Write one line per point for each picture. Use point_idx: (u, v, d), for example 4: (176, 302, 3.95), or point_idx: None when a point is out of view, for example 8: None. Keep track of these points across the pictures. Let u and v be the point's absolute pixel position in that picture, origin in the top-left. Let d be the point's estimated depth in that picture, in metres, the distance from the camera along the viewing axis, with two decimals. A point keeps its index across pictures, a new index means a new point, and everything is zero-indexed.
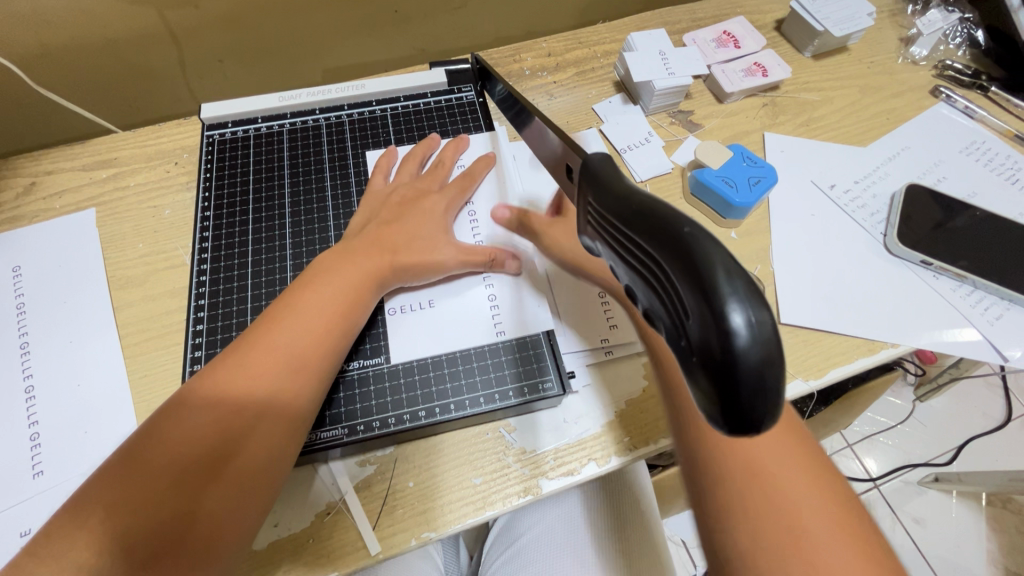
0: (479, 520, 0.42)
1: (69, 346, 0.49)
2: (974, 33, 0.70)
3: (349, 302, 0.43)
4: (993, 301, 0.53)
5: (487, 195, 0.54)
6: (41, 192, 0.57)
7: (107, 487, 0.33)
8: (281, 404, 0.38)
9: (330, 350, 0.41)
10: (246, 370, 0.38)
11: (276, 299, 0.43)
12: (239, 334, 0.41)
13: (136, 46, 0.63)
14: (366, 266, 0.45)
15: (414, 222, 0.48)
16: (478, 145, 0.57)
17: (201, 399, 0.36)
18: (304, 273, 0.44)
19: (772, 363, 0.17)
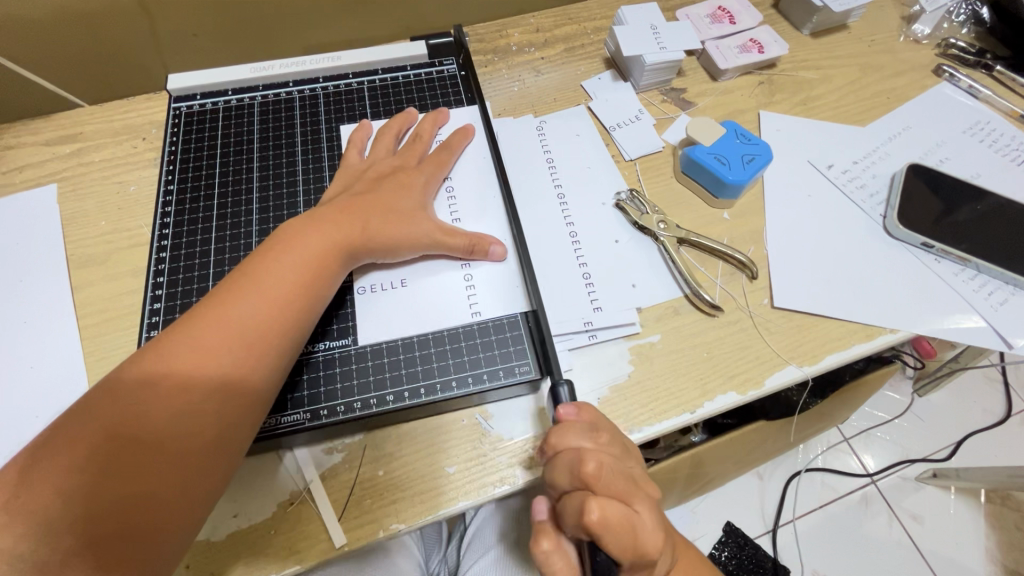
0: (452, 511, 0.40)
1: (22, 327, 0.46)
2: (978, 10, 0.67)
3: (313, 274, 0.40)
4: (997, 286, 0.51)
5: (466, 173, 0.51)
6: (1, 167, 0.54)
7: (44, 461, 0.31)
8: (237, 382, 0.36)
9: (292, 325, 0.39)
10: (198, 345, 0.35)
11: (237, 267, 0.40)
12: (194, 305, 0.38)
13: (102, 16, 0.60)
14: (332, 236, 0.42)
15: (388, 198, 0.46)
16: (455, 122, 0.54)
17: (144, 379, 0.34)
18: (266, 241, 0.41)
19: None
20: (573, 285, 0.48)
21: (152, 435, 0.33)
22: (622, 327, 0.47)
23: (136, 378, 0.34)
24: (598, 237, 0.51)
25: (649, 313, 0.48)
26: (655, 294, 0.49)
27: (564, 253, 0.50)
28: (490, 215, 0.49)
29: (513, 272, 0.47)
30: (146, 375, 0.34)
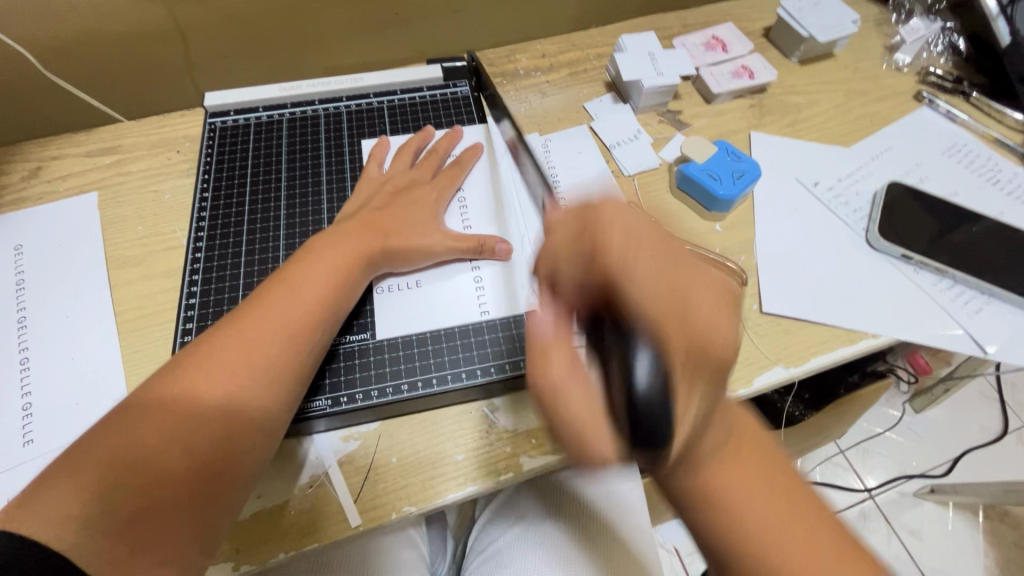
0: (461, 495, 0.43)
1: (65, 321, 0.50)
2: (956, 40, 0.72)
3: (342, 277, 0.45)
4: (972, 295, 0.54)
5: (475, 187, 0.55)
6: (46, 176, 0.59)
7: (97, 442, 0.35)
8: (276, 372, 0.39)
9: (321, 322, 0.43)
10: (243, 338, 0.40)
11: (275, 273, 0.45)
12: (234, 307, 0.42)
13: (142, 39, 0.66)
14: (358, 245, 0.46)
15: (403, 211, 0.50)
16: (465, 142, 0.58)
17: (195, 368, 0.38)
18: (300, 251, 0.46)
19: (667, 405, 0.29)
20: None
21: (197, 417, 0.36)
22: None
23: (183, 369, 0.38)
24: None
25: None
26: None
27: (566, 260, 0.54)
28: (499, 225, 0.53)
29: (519, 275, 0.51)
30: (191, 366, 0.38)
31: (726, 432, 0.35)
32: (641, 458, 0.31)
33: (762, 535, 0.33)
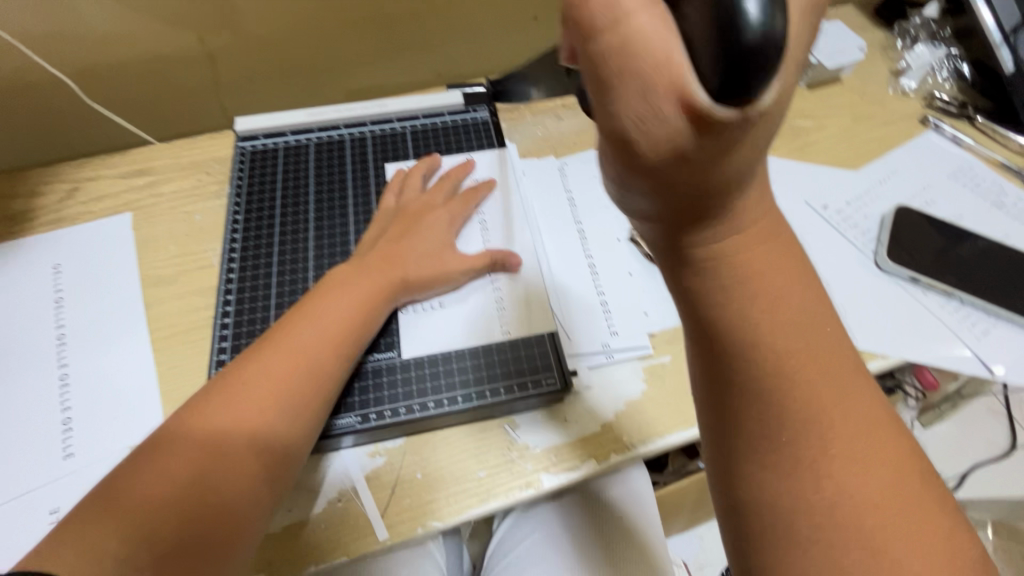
0: (484, 510, 0.44)
1: (102, 338, 0.52)
2: (960, 66, 0.74)
3: (361, 310, 0.46)
4: (979, 317, 0.56)
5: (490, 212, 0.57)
6: (82, 197, 0.61)
7: (134, 478, 0.36)
8: (300, 406, 0.41)
9: (344, 357, 0.45)
10: (267, 373, 0.41)
11: (296, 306, 0.46)
12: (257, 341, 0.44)
13: (174, 64, 0.69)
14: (377, 278, 0.48)
15: (415, 237, 0.52)
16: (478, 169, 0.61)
17: (224, 404, 0.40)
18: (319, 284, 0.48)
19: (774, 49, 0.20)
20: (592, 310, 0.54)
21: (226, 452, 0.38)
22: (637, 349, 0.52)
23: (213, 405, 0.39)
24: (615, 268, 0.57)
25: (661, 336, 0.53)
26: (665, 319, 0.54)
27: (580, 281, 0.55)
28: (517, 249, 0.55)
29: (539, 296, 0.53)
30: (220, 401, 0.40)
31: (782, 248, 0.27)
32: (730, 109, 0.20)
33: (789, 372, 0.27)
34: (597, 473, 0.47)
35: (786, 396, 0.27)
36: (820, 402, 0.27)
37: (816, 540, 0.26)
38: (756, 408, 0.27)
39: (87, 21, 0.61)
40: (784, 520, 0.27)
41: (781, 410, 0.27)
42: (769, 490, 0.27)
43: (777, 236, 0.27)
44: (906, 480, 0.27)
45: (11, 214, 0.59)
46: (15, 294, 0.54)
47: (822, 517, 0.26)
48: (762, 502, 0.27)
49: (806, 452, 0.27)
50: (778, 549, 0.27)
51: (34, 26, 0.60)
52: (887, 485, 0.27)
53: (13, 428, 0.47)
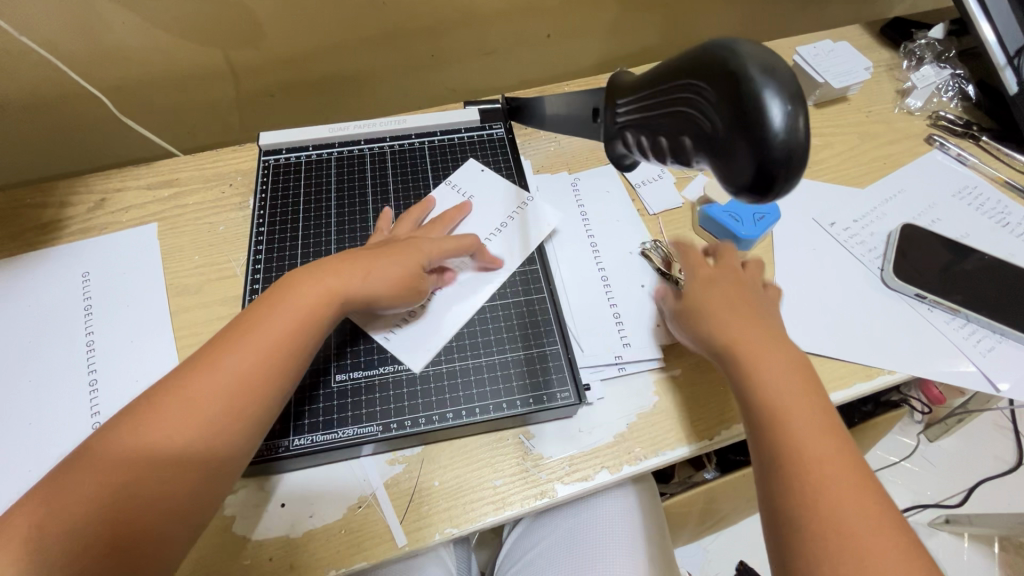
0: (500, 519, 0.46)
1: (129, 345, 0.53)
2: (966, 87, 0.75)
3: (298, 329, 0.44)
4: (984, 334, 0.57)
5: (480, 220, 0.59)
6: (109, 207, 0.63)
7: (52, 491, 0.36)
8: (220, 433, 0.39)
9: (270, 377, 0.42)
10: (193, 397, 0.39)
11: (238, 320, 0.44)
12: (191, 356, 0.42)
13: (200, 79, 0.71)
14: (319, 296, 0.45)
15: (385, 254, 0.49)
16: (488, 186, 0.61)
17: (147, 426, 0.38)
18: (264, 297, 0.46)
19: (798, 147, 0.27)
20: (605, 325, 0.55)
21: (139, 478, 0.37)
22: (650, 362, 0.53)
23: (138, 414, 0.39)
24: (627, 282, 0.58)
25: (673, 349, 0.54)
26: None
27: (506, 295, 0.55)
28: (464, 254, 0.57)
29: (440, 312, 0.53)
30: (139, 421, 0.38)
31: (776, 352, 0.45)
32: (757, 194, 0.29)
33: (789, 418, 0.42)
34: (611, 484, 0.48)
35: (791, 438, 0.41)
36: (817, 443, 0.40)
37: (819, 536, 0.37)
38: (772, 445, 0.41)
39: (119, 39, 0.63)
40: (802, 527, 0.38)
41: (791, 446, 0.40)
42: (790, 506, 0.39)
43: (774, 345, 0.46)
44: (880, 500, 0.38)
45: (42, 223, 0.61)
46: (46, 301, 0.56)
47: (825, 517, 0.37)
48: (777, 514, 0.39)
49: (809, 476, 0.39)
50: (796, 545, 0.37)
51: (68, 43, 0.61)
52: (871, 517, 0.37)
53: (44, 432, 0.48)
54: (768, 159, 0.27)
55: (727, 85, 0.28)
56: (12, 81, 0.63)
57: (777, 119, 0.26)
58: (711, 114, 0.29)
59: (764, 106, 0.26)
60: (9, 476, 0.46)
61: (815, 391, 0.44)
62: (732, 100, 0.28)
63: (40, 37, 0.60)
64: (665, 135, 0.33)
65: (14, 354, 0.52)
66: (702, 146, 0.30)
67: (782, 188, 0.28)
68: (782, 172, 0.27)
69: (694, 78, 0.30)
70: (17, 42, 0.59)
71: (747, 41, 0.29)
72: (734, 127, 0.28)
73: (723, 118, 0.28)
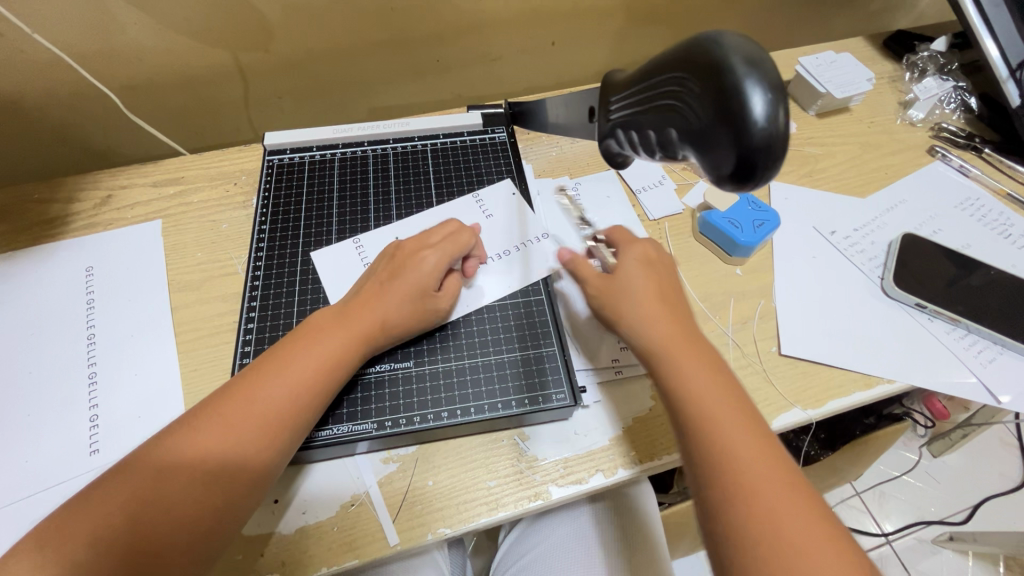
0: (493, 520, 0.45)
1: (130, 339, 0.54)
2: (968, 99, 0.76)
3: (331, 365, 0.44)
4: (985, 345, 0.56)
5: (494, 230, 0.59)
6: (115, 204, 0.64)
7: (79, 514, 0.36)
8: (251, 459, 0.40)
9: (305, 411, 0.42)
10: (227, 423, 0.40)
11: (271, 349, 0.45)
12: (226, 384, 0.43)
13: (209, 79, 0.72)
14: (355, 331, 0.46)
15: (402, 286, 0.48)
16: (511, 207, 0.61)
17: (182, 448, 0.39)
18: (298, 330, 0.46)
19: (779, 137, 0.27)
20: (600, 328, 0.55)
21: (170, 500, 0.37)
22: None
23: (169, 449, 0.39)
24: None
25: None
26: None
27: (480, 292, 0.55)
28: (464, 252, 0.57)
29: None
30: (177, 440, 0.39)
31: (696, 347, 0.44)
32: (738, 184, 0.29)
33: (723, 440, 0.38)
34: (607, 487, 0.47)
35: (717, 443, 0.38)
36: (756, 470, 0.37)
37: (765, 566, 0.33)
38: (705, 467, 0.38)
39: (130, 40, 0.64)
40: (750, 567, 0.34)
41: (728, 478, 0.37)
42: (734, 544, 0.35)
43: (692, 340, 0.44)
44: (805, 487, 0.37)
45: (48, 218, 0.62)
46: (51, 295, 0.56)
47: (761, 530, 0.34)
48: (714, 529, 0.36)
49: (736, 479, 0.36)
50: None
51: (81, 43, 0.63)
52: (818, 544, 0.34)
53: (42, 424, 0.49)
54: (748, 147, 0.27)
55: (709, 76, 0.28)
56: (25, 80, 0.64)
57: (757, 109, 0.26)
58: (694, 104, 0.29)
59: (744, 94, 0.27)
60: (5, 468, 0.46)
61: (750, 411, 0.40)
62: (713, 91, 0.28)
63: (53, 36, 0.61)
64: (653, 129, 0.34)
65: (16, 346, 0.53)
66: (686, 137, 0.31)
67: (763, 177, 0.29)
68: (761, 161, 0.27)
69: (679, 70, 0.30)
70: (32, 42, 0.61)
71: (734, 34, 0.30)
72: (714, 116, 0.28)
73: (705, 108, 0.29)
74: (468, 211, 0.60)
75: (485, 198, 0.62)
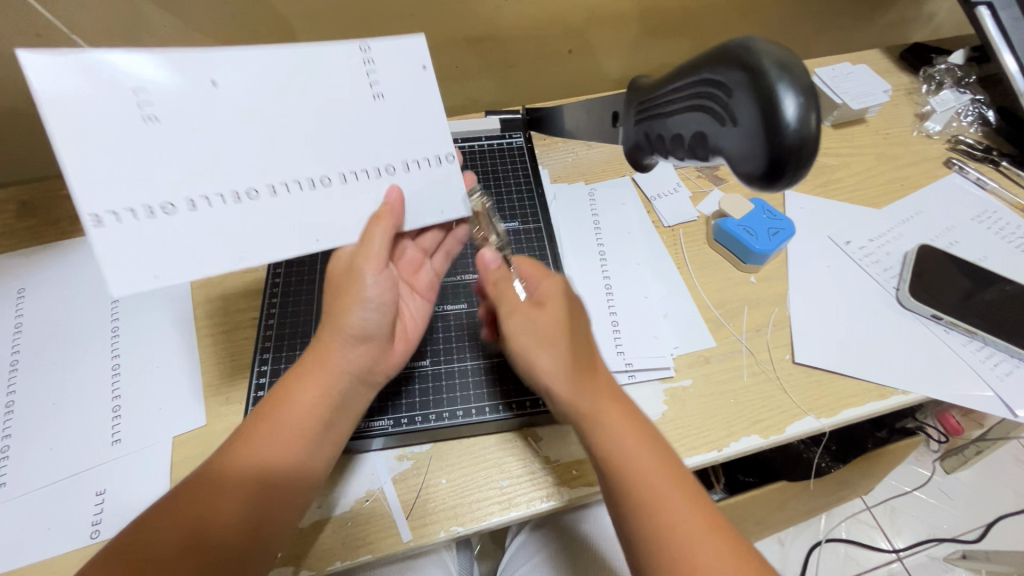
0: (504, 519, 0.46)
1: (152, 332, 0.55)
2: (985, 112, 0.76)
3: (311, 416, 0.41)
4: (1002, 358, 0.56)
5: (381, 122, 0.41)
6: None
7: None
8: (241, 527, 0.37)
9: (290, 474, 0.40)
10: (212, 490, 0.37)
11: (260, 406, 0.42)
12: (214, 453, 0.40)
13: None
14: (320, 376, 0.42)
15: (349, 308, 0.43)
16: (418, 93, 0.41)
17: (167, 523, 0.35)
18: (277, 387, 0.43)
19: (810, 138, 0.28)
20: (603, 329, 0.56)
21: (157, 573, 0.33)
22: (658, 370, 0.53)
23: (159, 514, 0.36)
24: (632, 291, 0.59)
25: (682, 359, 0.55)
26: (688, 344, 0.56)
27: (318, 219, 0.40)
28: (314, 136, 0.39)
29: (202, 218, 0.37)
30: (167, 510, 0.36)
31: (622, 400, 0.42)
32: (763, 185, 0.30)
33: (655, 509, 0.38)
34: None
35: (659, 512, 0.38)
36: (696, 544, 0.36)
37: None
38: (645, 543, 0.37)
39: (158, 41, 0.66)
40: None
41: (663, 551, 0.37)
42: None
43: (620, 394, 0.43)
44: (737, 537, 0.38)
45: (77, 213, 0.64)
46: (76, 288, 0.58)
47: None
48: None
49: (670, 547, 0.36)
50: None
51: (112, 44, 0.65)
52: None
53: (65, 414, 0.50)
54: (780, 148, 0.28)
55: (742, 78, 0.29)
56: None
57: (789, 111, 0.27)
58: (727, 108, 0.30)
59: (777, 98, 0.27)
60: (30, 455, 0.47)
61: (681, 473, 0.40)
62: (747, 92, 0.29)
63: (88, 36, 0.63)
64: (683, 133, 0.35)
65: (42, 337, 0.54)
66: (717, 139, 0.31)
67: (792, 177, 0.29)
68: (793, 162, 0.28)
69: (711, 74, 0.31)
70: (68, 43, 0.63)
71: (766, 39, 0.30)
72: (747, 120, 0.29)
73: (738, 110, 0.29)
74: (351, 73, 0.39)
75: (384, 58, 0.40)
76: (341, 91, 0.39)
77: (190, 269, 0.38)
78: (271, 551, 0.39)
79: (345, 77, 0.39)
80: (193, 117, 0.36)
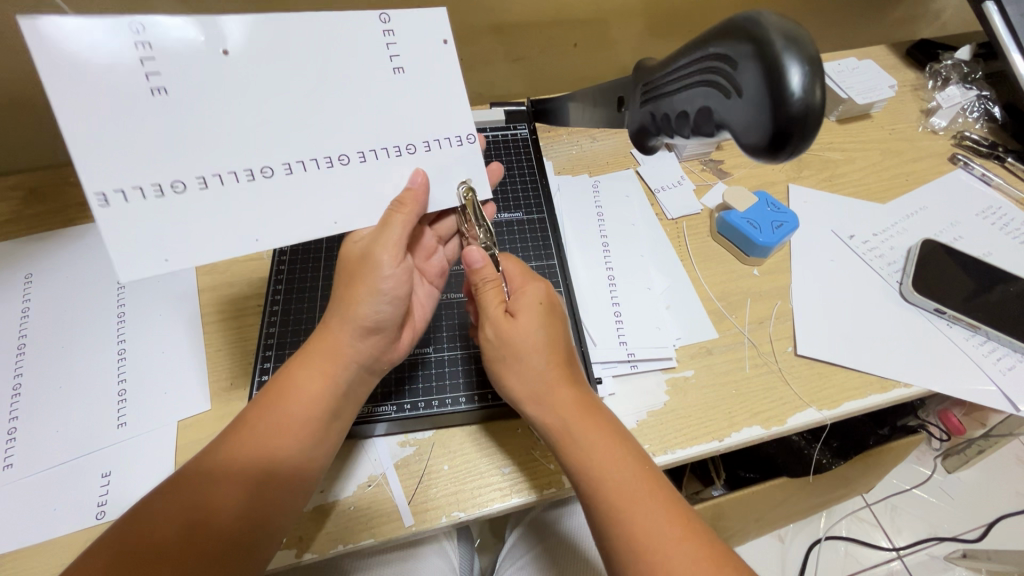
0: (506, 505, 0.46)
1: (158, 318, 0.56)
2: (991, 108, 0.75)
3: (317, 404, 0.41)
4: (1005, 353, 0.56)
5: (393, 98, 0.40)
6: None
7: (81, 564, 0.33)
8: (244, 515, 0.37)
9: (294, 462, 0.40)
10: (217, 477, 0.37)
11: (264, 393, 0.42)
12: (218, 437, 0.40)
13: None
14: (328, 364, 0.42)
15: (359, 297, 0.43)
16: (437, 70, 0.41)
17: (173, 508, 0.36)
18: (283, 373, 0.43)
19: (815, 109, 0.28)
20: (605, 319, 0.56)
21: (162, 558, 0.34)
22: (660, 361, 0.54)
23: (162, 501, 0.36)
24: (635, 283, 0.59)
25: (685, 350, 0.55)
26: (689, 335, 0.56)
27: (327, 204, 0.41)
28: (321, 113, 0.39)
29: (210, 198, 0.38)
30: (171, 496, 0.36)
31: (600, 409, 0.43)
32: (767, 156, 0.30)
33: (626, 511, 0.38)
34: None
35: (632, 523, 0.38)
36: (667, 547, 0.37)
37: None
38: (617, 543, 0.38)
39: None
40: None
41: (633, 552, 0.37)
42: None
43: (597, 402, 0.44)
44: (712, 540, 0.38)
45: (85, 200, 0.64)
46: (83, 273, 0.58)
47: None
48: None
49: (639, 551, 0.37)
50: None
51: None
52: None
53: (71, 396, 0.50)
54: (785, 120, 0.28)
55: (749, 50, 0.29)
56: None
57: (795, 84, 0.27)
58: (733, 81, 0.30)
59: (783, 69, 0.27)
60: (36, 436, 0.48)
61: (658, 480, 0.40)
62: (753, 63, 0.29)
63: None
64: (689, 108, 0.35)
65: (50, 321, 0.55)
66: (725, 113, 0.32)
67: (798, 147, 0.29)
68: (798, 133, 0.28)
69: (718, 46, 0.31)
70: None
71: (774, 12, 0.30)
72: (753, 92, 0.29)
73: (744, 84, 0.29)
74: (363, 46, 0.38)
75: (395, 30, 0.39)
76: (352, 61, 0.38)
77: (204, 252, 0.39)
78: (272, 542, 0.39)
79: (354, 51, 0.38)
80: (199, 91, 0.35)
